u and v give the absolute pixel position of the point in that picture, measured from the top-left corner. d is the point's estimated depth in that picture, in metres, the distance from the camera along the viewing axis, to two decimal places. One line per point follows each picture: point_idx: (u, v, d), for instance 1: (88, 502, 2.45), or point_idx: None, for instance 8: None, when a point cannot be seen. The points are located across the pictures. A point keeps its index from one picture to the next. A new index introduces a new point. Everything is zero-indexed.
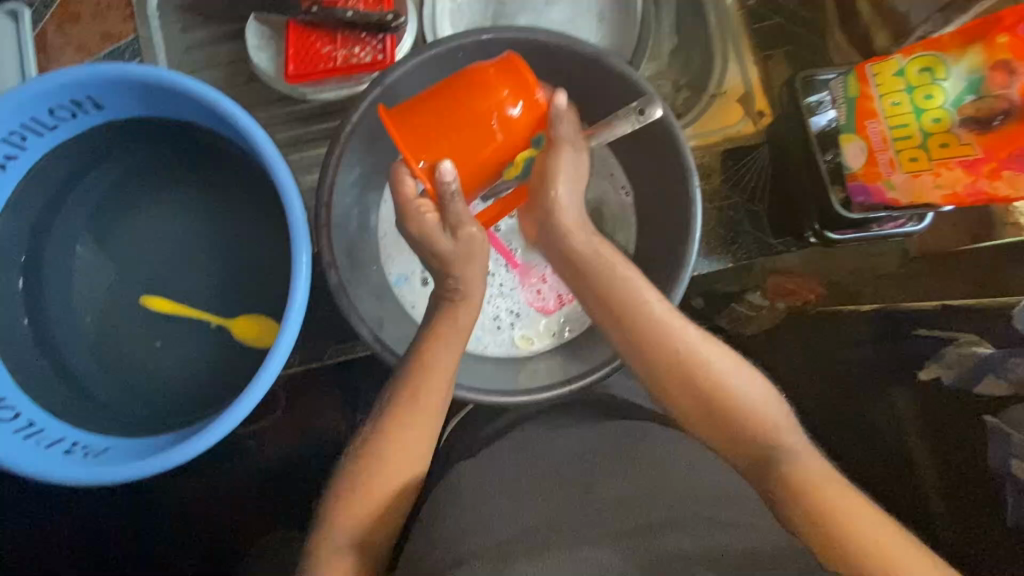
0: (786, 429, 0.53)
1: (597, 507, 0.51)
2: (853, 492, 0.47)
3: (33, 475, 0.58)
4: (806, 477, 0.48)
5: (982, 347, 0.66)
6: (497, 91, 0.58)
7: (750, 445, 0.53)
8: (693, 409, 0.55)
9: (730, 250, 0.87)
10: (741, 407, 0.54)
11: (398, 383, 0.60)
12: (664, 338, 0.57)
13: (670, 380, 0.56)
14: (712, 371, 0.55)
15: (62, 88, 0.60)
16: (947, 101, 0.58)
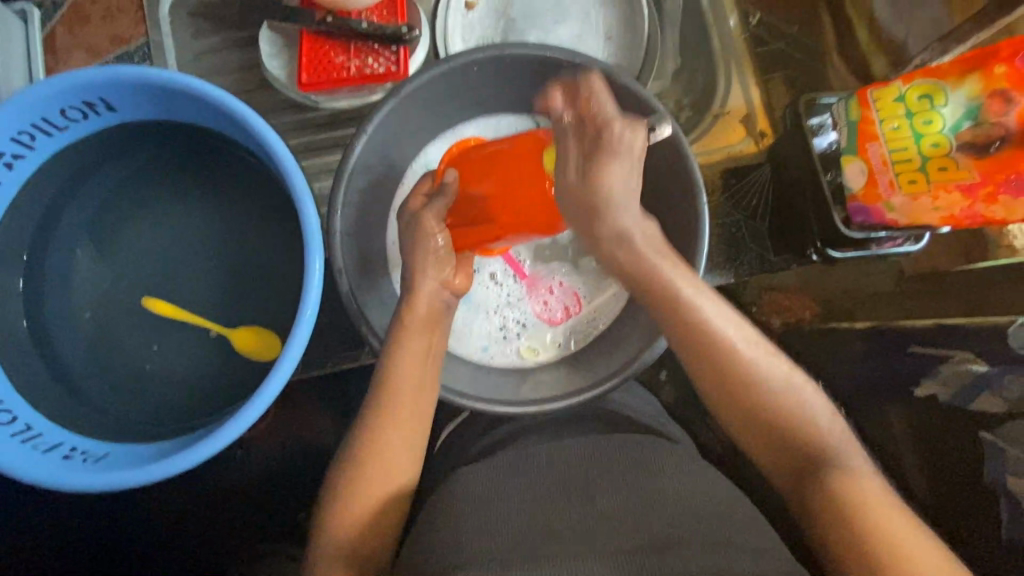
0: (848, 451, 0.54)
1: (603, 519, 0.51)
2: (910, 519, 0.48)
3: (31, 480, 0.56)
4: (861, 504, 0.49)
5: (976, 364, 0.67)
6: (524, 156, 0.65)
7: (808, 464, 0.54)
8: (753, 428, 0.56)
9: (733, 266, 0.84)
10: (805, 426, 0.55)
11: (387, 392, 0.59)
12: (729, 356, 0.56)
13: (729, 396, 0.56)
14: (777, 390, 0.56)
15: (76, 89, 0.59)
16: (946, 127, 0.60)
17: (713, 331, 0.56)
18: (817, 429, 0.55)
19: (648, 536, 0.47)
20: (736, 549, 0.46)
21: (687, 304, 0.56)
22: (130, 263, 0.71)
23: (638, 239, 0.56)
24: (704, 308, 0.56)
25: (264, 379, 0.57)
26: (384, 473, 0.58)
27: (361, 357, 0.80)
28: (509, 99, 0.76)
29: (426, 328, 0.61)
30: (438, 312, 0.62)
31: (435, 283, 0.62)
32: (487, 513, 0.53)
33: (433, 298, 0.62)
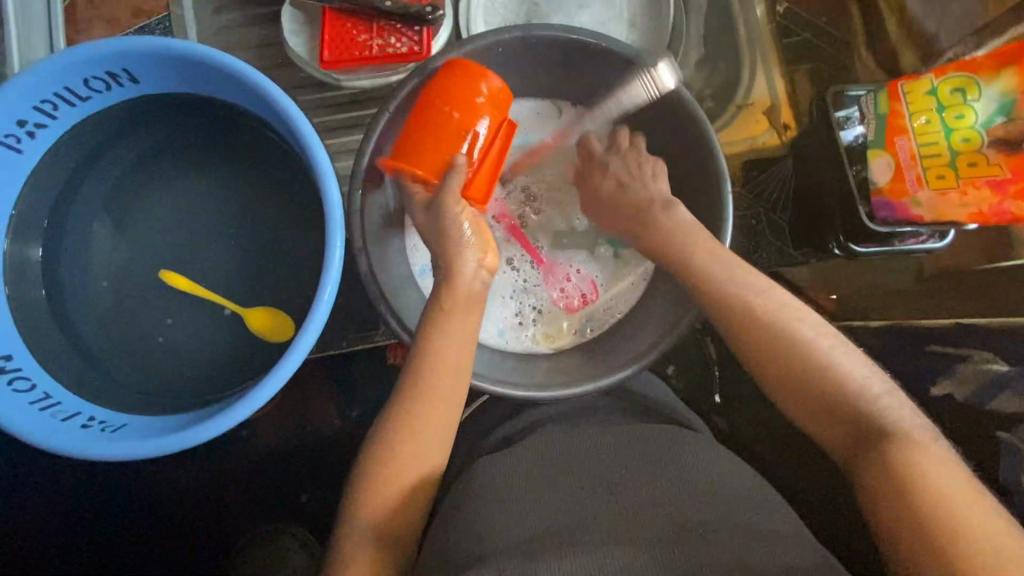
0: (907, 419, 0.52)
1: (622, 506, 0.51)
2: (965, 483, 0.47)
3: (51, 446, 0.57)
4: (914, 470, 0.48)
5: (996, 364, 0.68)
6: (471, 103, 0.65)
7: (860, 432, 0.53)
8: (791, 394, 0.57)
9: (752, 258, 0.84)
10: (854, 394, 0.54)
11: (414, 371, 0.60)
12: (771, 336, 0.59)
13: (772, 368, 0.58)
14: (823, 361, 0.56)
15: (100, 58, 0.59)
16: (978, 122, 0.61)
17: (756, 313, 0.60)
18: (872, 398, 0.54)
19: (670, 528, 0.47)
20: (756, 543, 0.46)
21: (727, 288, 0.62)
22: (150, 237, 0.71)
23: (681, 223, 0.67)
24: (742, 288, 0.61)
25: (283, 356, 0.57)
26: (410, 457, 0.58)
27: (376, 338, 0.80)
28: (531, 82, 0.75)
29: (466, 309, 0.62)
30: (476, 296, 0.63)
31: (475, 267, 0.62)
32: (506, 501, 0.53)
33: (471, 281, 0.62)
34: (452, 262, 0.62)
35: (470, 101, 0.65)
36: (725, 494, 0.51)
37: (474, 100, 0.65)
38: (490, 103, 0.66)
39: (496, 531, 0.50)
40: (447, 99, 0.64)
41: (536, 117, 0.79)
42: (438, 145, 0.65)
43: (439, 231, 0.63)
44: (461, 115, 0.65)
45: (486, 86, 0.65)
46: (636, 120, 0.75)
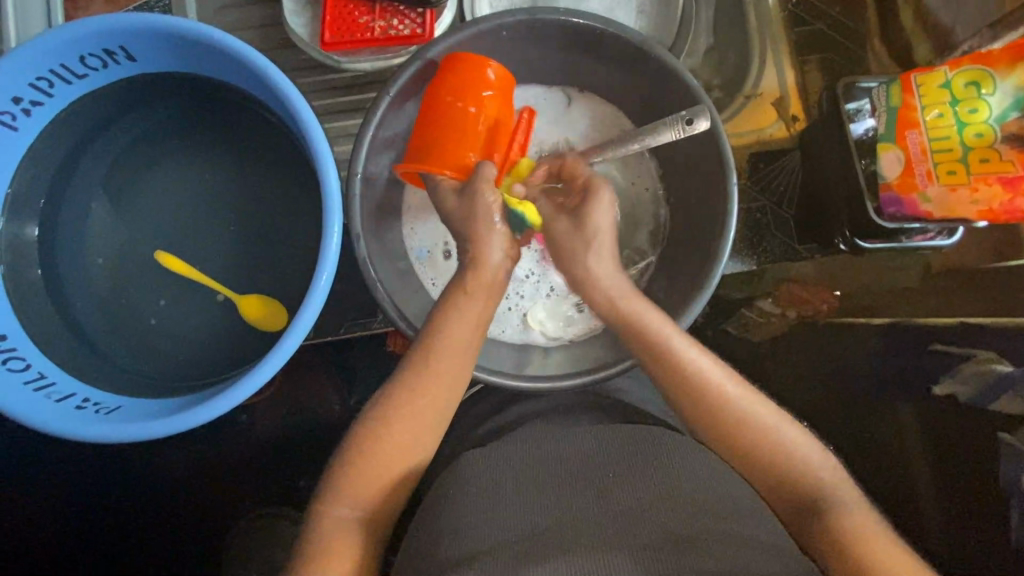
0: (840, 488, 0.55)
1: (615, 504, 0.50)
2: (904, 550, 0.49)
3: (44, 427, 0.56)
4: (857, 538, 0.50)
5: (1000, 364, 0.67)
6: (478, 89, 0.65)
7: (801, 502, 0.55)
8: (734, 462, 0.58)
9: (756, 252, 0.83)
10: (794, 463, 0.56)
11: (415, 357, 0.60)
12: (718, 410, 0.58)
13: (711, 435, 0.58)
14: (768, 433, 0.57)
15: (97, 35, 0.58)
16: (991, 117, 0.60)
17: (703, 385, 0.58)
18: (810, 466, 0.56)
19: (663, 530, 0.47)
20: (749, 547, 0.46)
21: (678, 355, 0.59)
22: (147, 219, 0.70)
23: (609, 283, 0.63)
24: (692, 356, 0.59)
25: (278, 343, 0.57)
26: (401, 445, 0.58)
27: (372, 326, 0.79)
28: (535, 68, 0.74)
29: (484, 293, 0.62)
30: (498, 283, 0.63)
31: (504, 253, 0.63)
32: (497, 498, 0.52)
33: (497, 269, 0.63)
34: (478, 248, 0.62)
35: (479, 90, 0.65)
36: (718, 494, 0.51)
37: (483, 89, 0.65)
38: (497, 91, 0.67)
39: (486, 528, 0.49)
40: (459, 95, 0.65)
41: (544, 104, 0.78)
42: (457, 140, 0.66)
43: (464, 213, 0.62)
44: (474, 108, 0.66)
45: (490, 74, 0.65)
46: (641, 110, 0.74)
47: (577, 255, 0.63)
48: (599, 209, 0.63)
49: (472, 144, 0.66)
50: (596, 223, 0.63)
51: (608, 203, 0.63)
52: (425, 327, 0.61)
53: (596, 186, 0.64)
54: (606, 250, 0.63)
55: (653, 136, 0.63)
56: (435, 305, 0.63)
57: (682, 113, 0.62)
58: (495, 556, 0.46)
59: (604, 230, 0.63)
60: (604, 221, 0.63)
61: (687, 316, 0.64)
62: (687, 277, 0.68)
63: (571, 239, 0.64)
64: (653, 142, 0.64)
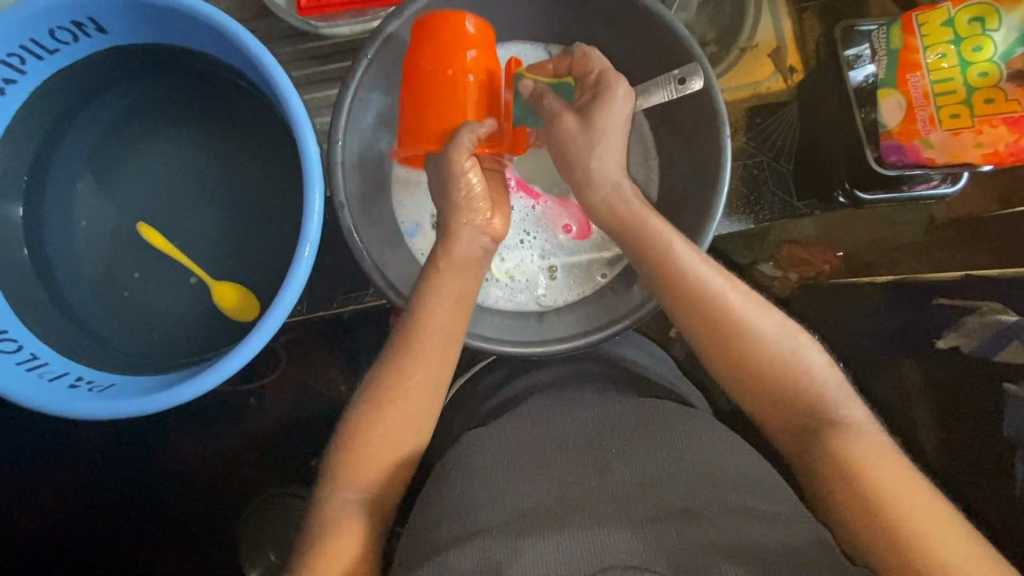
0: (847, 406, 0.53)
1: (612, 477, 0.49)
2: (906, 475, 0.47)
3: (38, 406, 0.57)
4: (858, 458, 0.48)
5: (1005, 315, 0.65)
6: (455, 46, 0.63)
7: (802, 413, 0.53)
8: (741, 379, 0.56)
9: (752, 211, 0.81)
10: (805, 379, 0.54)
11: (407, 335, 0.59)
12: (718, 321, 0.56)
13: (721, 350, 0.56)
14: (772, 347, 0.55)
15: (64, 7, 0.56)
16: (996, 54, 0.58)
17: (708, 296, 0.56)
18: (814, 385, 0.54)
19: (666, 509, 0.46)
20: (746, 519, 0.45)
21: (675, 261, 0.58)
22: (130, 196, 0.69)
23: (628, 188, 0.63)
24: (695, 267, 0.58)
25: (265, 315, 0.56)
26: (399, 420, 0.57)
27: (365, 301, 0.78)
28: (521, 24, 0.72)
29: (460, 271, 0.62)
30: (473, 260, 0.62)
31: (473, 228, 0.62)
32: (500, 477, 0.51)
33: (469, 244, 0.62)
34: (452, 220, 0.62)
35: (458, 50, 0.63)
36: (720, 463, 0.50)
37: (465, 47, 0.63)
38: (479, 48, 0.64)
39: (487, 501, 0.48)
40: (441, 60, 0.63)
41: (526, 61, 0.75)
42: (441, 105, 0.64)
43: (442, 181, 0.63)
44: (456, 71, 0.63)
45: (469, 30, 0.63)
46: (632, 68, 0.71)
47: (583, 150, 0.63)
48: (607, 105, 0.62)
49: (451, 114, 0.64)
50: (609, 115, 0.62)
51: (621, 98, 0.62)
52: (415, 300, 0.61)
53: (611, 76, 0.63)
54: (613, 151, 0.63)
55: (646, 97, 0.63)
56: (421, 275, 0.62)
57: (675, 73, 0.61)
58: (489, 530, 0.45)
59: (612, 129, 0.63)
60: (618, 113, 0.62)
61: (704, 238, 0.62)
62: (681, 240, 0.66)
63: (577, 139, 0.63)
64: (645, 101, 0.64)
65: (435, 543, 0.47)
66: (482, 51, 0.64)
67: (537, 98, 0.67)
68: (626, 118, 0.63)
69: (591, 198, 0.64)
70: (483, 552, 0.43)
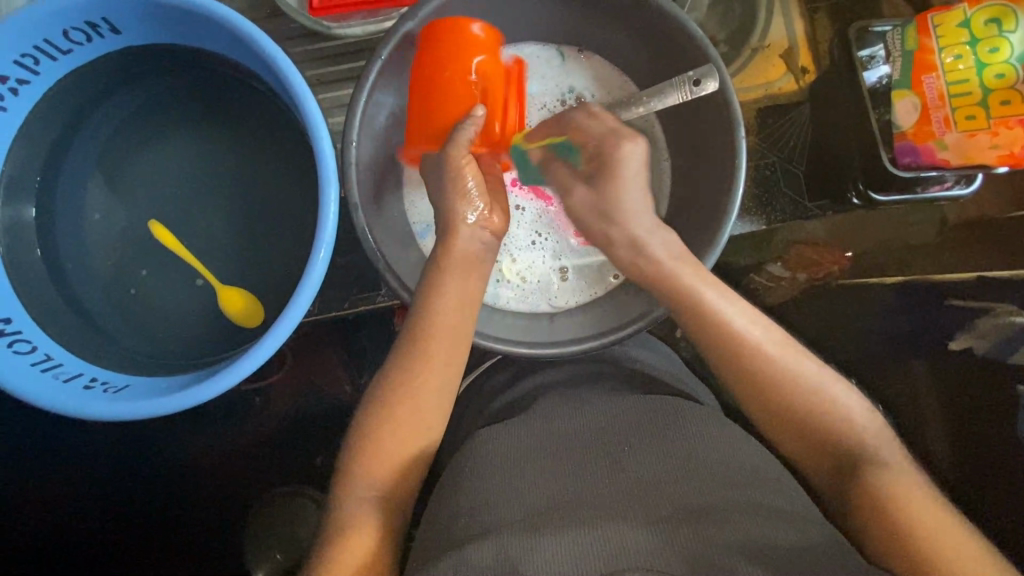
0: (885, 448, 0.53)
1: (626, 479, 0.49)
2: (948, 517, 0.46)
3: (53, 407, 0.57)
4: (899, 497, 0.48)
5: (1019, 317, 0.64)
6: (463, 49, 0.63)
7: (838, 456, 0.54)
8: (778, 423, 0.56)
9: (764, 211, 0.79)
10: (841, 421, 0.54)
11: (412, 342, 0.59)
12: (752, 360, 0.56)
13: (756, 394, 0.56)
14: (797, 386, 0.56)
15: (79, 7, 0.56)
16: (1013, 55, 0.58)
17: (734, 335, 0.57)
18: (850, 425, 0.54)
19: (683, 508, 0.45)
20: (762, 520, 0.45)
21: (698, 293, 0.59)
22: (141, 196, 0.69)
23: (649, 244, 0.62)
24: (722, 311, 0.58)
25: (278, 318, 0.56)
26: (410, 420, 0.57)
27: (377, 301, 0.78)
28: (533, 24, 0.71)
29: (461, 270, 0.61)
30: (475, 254, 0.62)
31: (471, 225, 0.62)
32: (513, 475, 0.51)
33: (469, 241, 0.62)
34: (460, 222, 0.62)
35: (458, 54, 0.63)
36: (735, 466, 0.50)
37: (468, 53, 0.63)
38: (481, 53, 0.64)
39: (503, 502, 0.48)
40: (439, 62, 0.63)
41: (538, 62, 0.75)
42: (439, 107, 0.64)
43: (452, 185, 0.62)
44: (456, 73, 0.64)
45: (475, 32, 0.63)
46: (644, 68, 0.71)
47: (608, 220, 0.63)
48: (620, 168, 0.62)
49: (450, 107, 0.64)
50: (625, 173, 0.62)
51: (630, 157, 0.61)
52: (419, 301, 0.60)
53: (622, 136, 0.62)
54: (635, 202, 0.63)
55: (660, 97, 0.62)
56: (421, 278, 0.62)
57: (690, 74, 0.60)
58: (503, 532, 0.44)
59: (628, 183, 0.62)
60: (630, 167, 0.62)
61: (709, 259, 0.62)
62: (693, 241, 0.66)
63: (598, 202, 0.63)
64: (660, 101, 0.62)
65: (449, 543, 0.47)
66: (486, 55, 0.65)
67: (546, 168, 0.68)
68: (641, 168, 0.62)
69: (614, 257, 0.64)
70: (498, 552, 0.42)
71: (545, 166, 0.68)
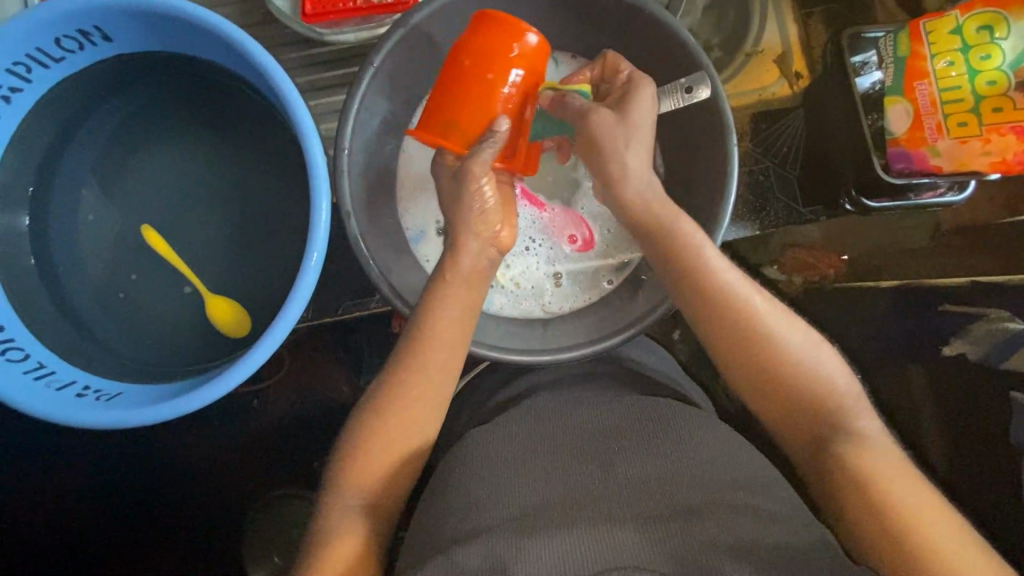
0: (864, 418, 0.53)
1: (616, 480, 0.49)
2: (920, 490, 0.47)
3: (46, 415, 0.57)
4: (871, 470, 0.48)
5: (1013, 323, 0.64)
6: (504, 50, 0.61)
7: (820, 424, 0.53)
8: (764, 390, 0.55)
9: (758, 216, 0.82)
10: (825, 389, 0.54)
11: (410, 349, 0.59)
12: (739, 317, 0.56)
13: (744, 355, 0.55)
14: (796, 361, 0.55)
15: (72, 15, 0.56)
16: (1004, 63, 0.58)
17: (732, 300, 0.56)
18: (833, 394, 0.54)
19: (671, 507, 0.46)
20: (752, 520, 0.45)
21: (708, 271, 0.57)
22: (135, 204, 0.69)
23: (656, 193, 0.62)
24: (718, 267, 0.57)
25: (270, 327, 0.56)
26: (400, 428, 0.57)
27: (371, 306, 0.78)
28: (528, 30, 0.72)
29: (467, 284, 0.61)
30: (482, 271, 0.62)
31: (479, 239, 0.61)
32: (501, 475, 0.51)
33: (471, 250, 0.62)
34: (454, 229, 0.62)
35: (505, 57, 0.62)
36: (725, 469, 0.50)
37: (510, 58, 0.62)
38: (527, 62, 0.63)
39: (492, 503, 0.48)
40: (483, 62, 0.62)
41: None
42: (468, 107, 0.62)
43: (446, 191, 0.62)
44: (495, 77, 0.62)
45: (529, 39, 0.62)
46: None
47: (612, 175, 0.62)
48: (639, 102, 0.61)
49: (477, 111, 0.63)
50: (633, 123, 0.61)
51: (648, 99, 0.61)
52: (418, 310, 0.60)
53: (639, 80, 0.62)
54: (639, 177, 0.62)
55: (653, 106, 0.63)
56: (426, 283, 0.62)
57: (682, 81, 0.61)
58: (492, 534, 0.44)
59: (644, 125, 0.61)
60: (647, 106, 0.61)
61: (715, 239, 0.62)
62: None
63: (616, 127, 0.61)
64: (654, 111, 0.64)
65: (438, 545, 0.47)
66: (529, 62, 0.63)
67: (560, 105, 0.65)
68: (655, 111, 0.61)
69: (623, 189, 0.62)
70: (487, 555, 0.42)
71: (561, 104, 0.64)
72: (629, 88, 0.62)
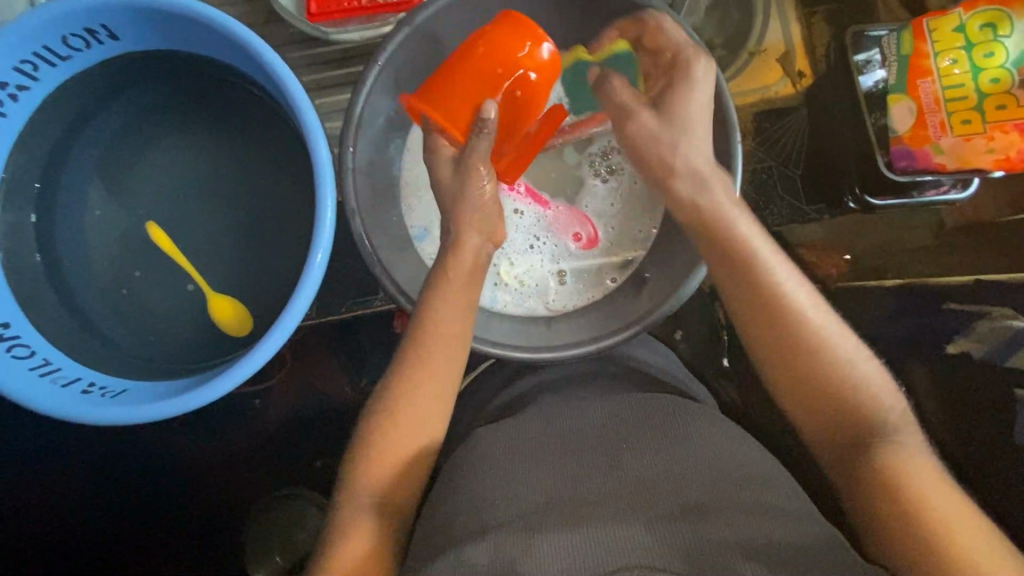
0: (903, 428, 0.51)
1: (621, 478, 0.49)
2: (958, 503, 0.46)
3: (52, 411, 0.57)
4: (909, 480, 0.47)
5: (1017, 321, 0.64)
6: (520, 47, 0.61)
7: (858, 430, 0.51)
8: (802, 394, 0.53)
9: (762, 215, 0.79)
10: (867, 395, 0.52)
11: (412, 344, 0.59)
12: (788, 318, 0.53)
13: (785, 361, 0.54)
14: (840, 366, 0.53)
15: (79, 14, 0.57)
16: (1007, 60, 0.59)
17: (783, 297, 0.54)
18: (873, 401, 0.52)
19: (678, 504, 0.46)
20: (759, 517, 0.45)
21: (762, 262, 0.55)
22: (139, 201, 0.69)
23: (714, 185, 0.60)
24: (771, 262, 0.56)
25: (274, 324, 0.56)
26: (407, 427, 0.57)
27: (374, 305, 0.78)
28: None
29: (468, 283, 0.61)
30: (481, 262, 0.62)
31: (479, 233, 0.62)
32: (508, 473, 0.51)
33: (473, 249, 0.62)
34: (459, 227, 0.62)
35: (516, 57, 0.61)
36: (731, 466, 0.50)
37: (525, 61, 0.61)
38: (542, 69, 0.63)
39: (498, 501, 0.48)
40: (495, 57, 0.61)
41: None
42: (466, 96, 0.61)
43: (450, 188, 0.62)
44: (504, 72, 0.61)
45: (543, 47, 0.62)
46: None
47: (667, 151, 0.61)
48: (690, 85, 0.60)
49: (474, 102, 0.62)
50: (689, 106, 0.60)
51: (701, 79, 0.60)
52: (420, 308, 0.60)
53: (693, 56, 0.60)
54: (707, 134, 0.61)
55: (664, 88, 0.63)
56: (427, 277, 0.62)
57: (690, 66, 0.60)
58: (500, 531, 0.45)
59: (694, 117, 0.60)
60: (701, 95, 0.60)
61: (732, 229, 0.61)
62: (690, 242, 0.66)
63: (659, 133, 0.61)
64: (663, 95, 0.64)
65: (446, 542, 0.47)
66: (545, 68, 0.63)
67: (602, 81, 0.67)
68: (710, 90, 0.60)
69: (675, 188, 0.61)
70: (495, 552, 0.42)
71: (603, 79, 0.67)
72: (683, 64, 0.61)
